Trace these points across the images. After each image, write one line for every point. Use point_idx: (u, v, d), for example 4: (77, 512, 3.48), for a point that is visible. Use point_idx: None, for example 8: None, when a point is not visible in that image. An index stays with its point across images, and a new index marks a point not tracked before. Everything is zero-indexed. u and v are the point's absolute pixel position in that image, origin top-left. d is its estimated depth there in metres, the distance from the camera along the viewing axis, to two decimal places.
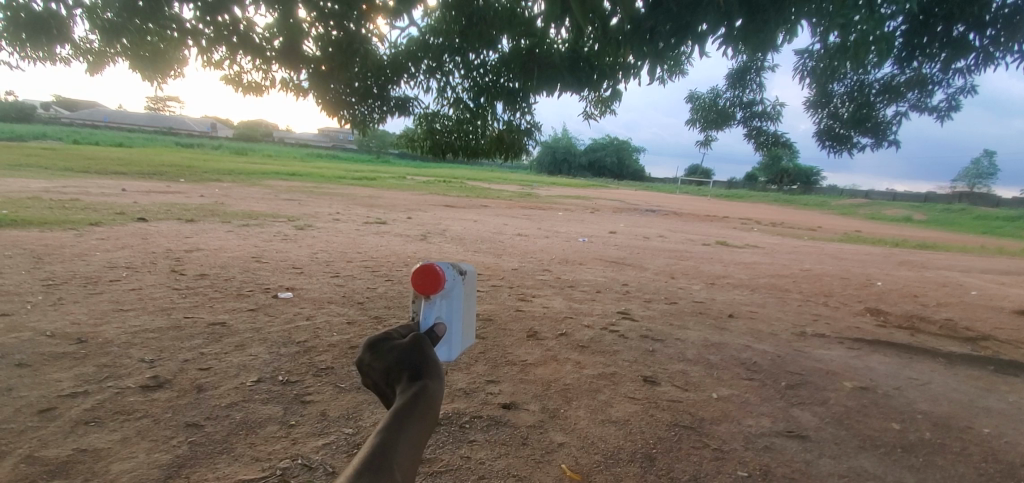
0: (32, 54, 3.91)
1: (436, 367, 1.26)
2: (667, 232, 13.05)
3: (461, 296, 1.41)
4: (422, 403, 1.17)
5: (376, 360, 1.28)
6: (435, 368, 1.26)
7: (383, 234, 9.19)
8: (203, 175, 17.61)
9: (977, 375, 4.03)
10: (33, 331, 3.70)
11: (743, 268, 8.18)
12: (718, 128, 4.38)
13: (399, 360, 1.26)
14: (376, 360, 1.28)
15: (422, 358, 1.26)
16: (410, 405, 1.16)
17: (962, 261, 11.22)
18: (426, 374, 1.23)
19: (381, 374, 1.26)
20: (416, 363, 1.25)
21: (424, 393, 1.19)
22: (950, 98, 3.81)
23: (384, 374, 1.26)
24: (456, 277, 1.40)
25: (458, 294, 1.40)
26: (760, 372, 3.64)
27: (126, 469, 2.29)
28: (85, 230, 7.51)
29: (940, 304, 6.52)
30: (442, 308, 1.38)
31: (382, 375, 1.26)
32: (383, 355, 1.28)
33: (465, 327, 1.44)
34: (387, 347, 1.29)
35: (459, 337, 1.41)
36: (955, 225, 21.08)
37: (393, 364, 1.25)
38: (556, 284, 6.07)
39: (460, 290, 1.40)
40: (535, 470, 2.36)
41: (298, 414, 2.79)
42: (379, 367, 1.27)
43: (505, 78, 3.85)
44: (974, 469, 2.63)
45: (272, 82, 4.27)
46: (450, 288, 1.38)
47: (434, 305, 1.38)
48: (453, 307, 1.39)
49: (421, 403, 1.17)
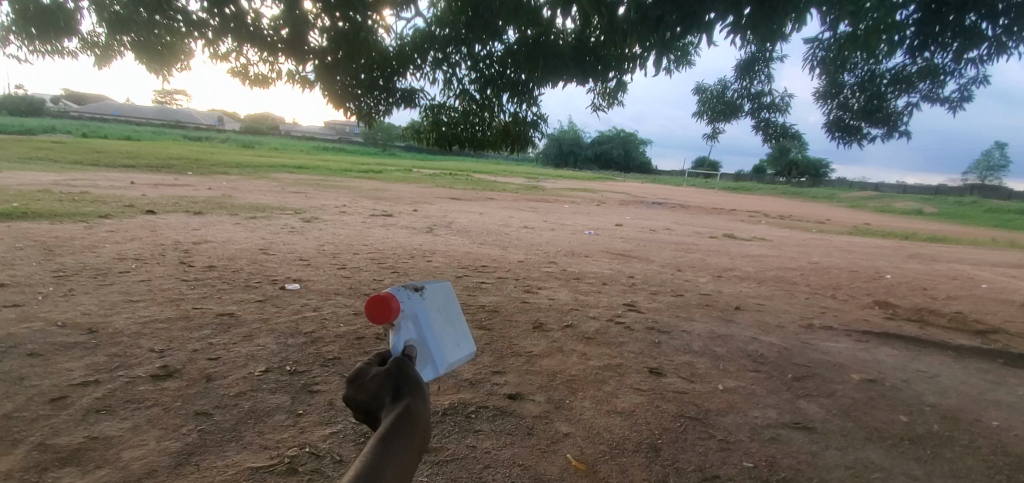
0: (40, 48, 3.93)
1: (419, 385, 1.26)
2: (674, 224, 13.00)
3: (425, 311, 1.41)
4: (408, 422, 1.16)
5: (359, 391, 1.26)
6: (418, 386, 1.26)
7: (389, 227, 9.22)
8: (210, 168, 17.71)
9: (986, 368, 4.00)
10: (45, 321, 3.75)
11: (751, 261, 8.12)
12: (726, 120, 4.34)
13: (383, 385, 1.25)
14: (358, 389, 1.26)
15: (404, 379, 1.25)
16: (396, 424, 1.15)
17: (973, 254, 11.10)
18: (410, 394, 1.23)
19: (365, 402, 1.24)
20: (399, 386, 1.24)
21: (407, 411, 1.18)
22: (962, 88, 3.75)
23: (368, 402, 1.24)
24: (411, 295, 1.41)
25: (421, 312, 1.40)
26: (766, 364, 3.63)
27: (137, 456, 2.32)
28: (95, 222, 7.58)
29: (950, 297, 6.46)
30: (410, 331, 1.39)
31: (366, 404, 1.24)
32: (365, 383, 1.27)
33: (444, 340, 1.44)
34: (367, 376, 1.28)
35: (440, 351, 1.41)
36: (966, 218, 20.83)
37: (377, 390, 1.24)
38: (561, 276, 6.06)
39: (421, 306, 1.41)
40: (540, 460, 2.37)
41: (305, 403, 2.82)
42: (363, 398, 1.25)
43: (511, 70, 3.81)
44: (982, 462, 2.62)
45: (278, 74, 4.29)
46: (410, 310, 1.39)
47: (401, 330, 1.38)
48: (421, 325, 1.40)
49: (406, 423, 1.16)
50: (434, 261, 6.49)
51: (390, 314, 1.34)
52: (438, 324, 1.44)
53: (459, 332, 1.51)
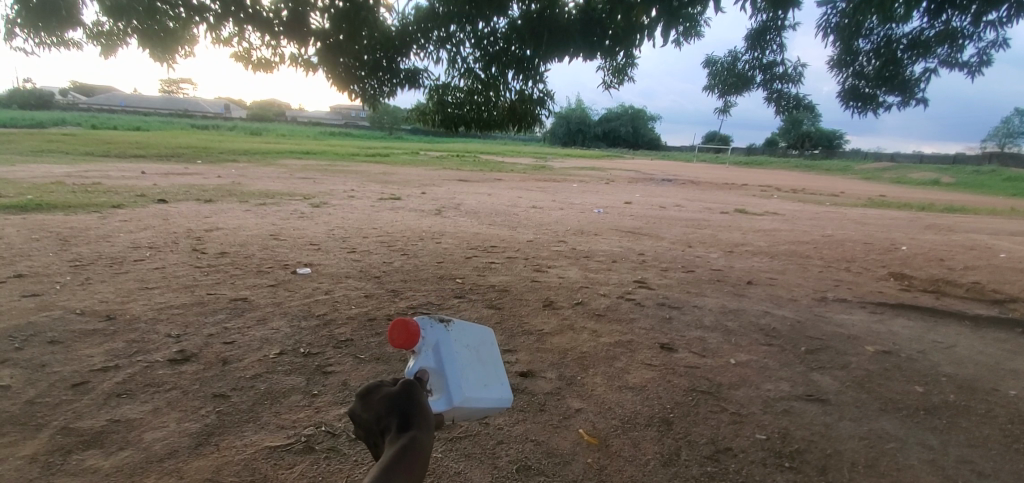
0: (46, 40, 3.92)
1: (427, 414, 1.16)
2: (684, 201, 12.87)
3: (447, 343, 1.37)
4: (412, 455, 1.08)
5: (367, 408, 1.18)
6: (425, 414, 1.16)
7: (398, 210, 9.23)
8: (220, 156, 17.80)
9: (1004, 337, 3.94)
10: (64, 310, 3.83)
11: (763, 236, 8.02)
12: (738, 93, 4.24)
13: (389, 407, 1.16)
14: (366, 406, 1.18)
15: (413, 405, 1.16)
16: (399, 457, 1.07)
17: (992, 224, 10.87)
18: (417, 423, 1.14)
19: (371, 422, 1.17)
20: (408, 410, 1.15)
21: (412, 443, 1.10)
22: (981, 52, 3.62)
23: (374, 422, 1.16)
24: (435, 324, 1.38)
25: (442, 341, 1.36)
26: (778, 338, 3.61)
27: (158, 437, 2.38)
28: (108, 212, 7.68)
29: (968, 267, 6.36)
30: (429, 357, 1.34)
31: (372, 424, 1.16)
32: (374, 402, 1.18)
33: (463, 373, 1.36)
34: (378, 394, 1.19)
35: (455, 384, 1.33)
36: (986, 187, 20.34)
37: (383, 412, 1.16)
38: (571, 255, 6.04)
39: (445, 337, 1.37)
40: (553, 435, 2.38)
41: (320, 384, 2.86)
42: (369, 418, 1.17)
43: (516, 46, 3.74)
44: (999, 430, 2.60)
45: (281, 58, 4.26)
46: (431, 338, 1.35)
47: (420, 356, 1.33)
48: (440, 354, 1.35)
49: (410, 455, 1.08)
50: (443, 243, 6.49)
51: (414, 338, 1.29)
52: (460, 357, 1.37)
53: (494, 376, 1.44)
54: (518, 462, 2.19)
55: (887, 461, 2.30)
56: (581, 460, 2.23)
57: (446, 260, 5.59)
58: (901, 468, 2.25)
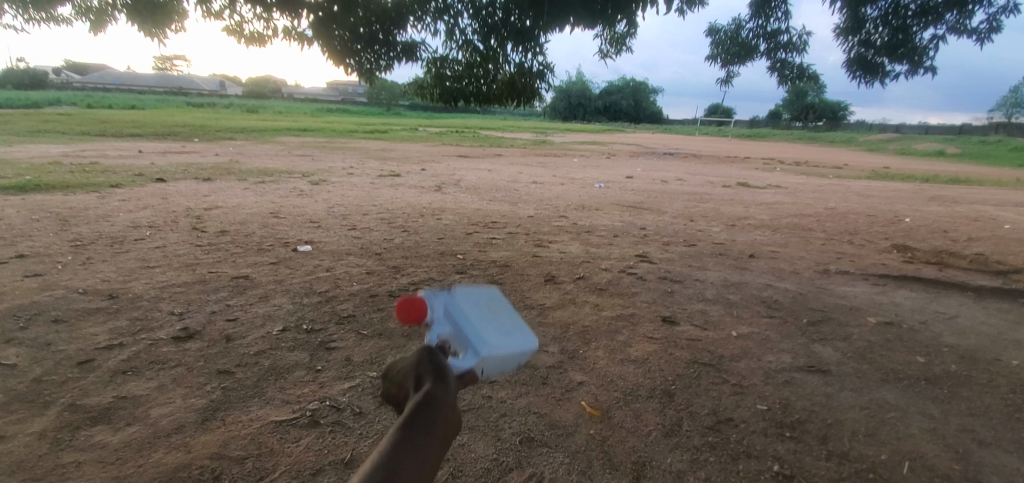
0: (33, 15, 3.82)
1: (443, 372, 1.15)
2: (686, 174, 12.77)
3: (456, 308, 1.31)
4: (430, 408, 1.06)
5: (390, 382, 1.19)
6: (442, 374, 1.15)
7: (398, 186, 9.17)
8: (217, 134, 17.61)
9: (1006, 308, 3.94)
10: (66, 289, 3.84)
11: (766, 209, 7.97)
12: (741, 63, 4.14)
13: (408, 373, 1.16)
14: (389, 380, 1.19)
15: (428, 365, 1.16)
16: (416, 409, 1.05)
17: (997, 195, 10.78)
18: (434, 379, 1.13)
19: (393, 394, 1.17)
20: (425, 372, 1.15)
21: (428, 395, 1.08)
22: (992, 19, 3.51)
23: (397, 394, 1.17)
24: (437, 293, 1.32)
25: (451, 307, 1.30)
26: (780, 310, 3.61)
27: (165, 413, 2.40)
28: (106, 192, 7.63)
29: (971, 239, 6.32)
30: (443, 324, 1.28)
31: (395, 395, 1.17)
32: (394, 373, 1.19)
33: (481, 327, 1.31)
34: (397, 364, 1.20)
35: (475, 340, 1.28)
36: (992, 158, 20.12)
37: (403, 380, 1.16)
38: (572, 230, 6.01)
39: (452, 302, 1.31)
40: (555, 407, 2.40)
41: (324, 359, 2.87)
42: (394, 392, 1.17)
43: (514, 16, 3.64)
44: (999, 400, 2.61)
45: (274, 31, 4.15)
46: (437, 305, 1.29)
47: (434, 325, 1.28)
48: (453, 318, 1.29)
49: (428, 407, 1.05)
50: (444, 219, 6.45)
51: (421, 311, 1.22)
52: (473, 316, 1.32)
53: (510, 322, 1.37)
54: (522, 434, 2.21)
55: (888, 430, 2.31)
56: (584, 431, 2.25)
57: (448, 236, 5.56)
58: (901, 436, 2.27)
